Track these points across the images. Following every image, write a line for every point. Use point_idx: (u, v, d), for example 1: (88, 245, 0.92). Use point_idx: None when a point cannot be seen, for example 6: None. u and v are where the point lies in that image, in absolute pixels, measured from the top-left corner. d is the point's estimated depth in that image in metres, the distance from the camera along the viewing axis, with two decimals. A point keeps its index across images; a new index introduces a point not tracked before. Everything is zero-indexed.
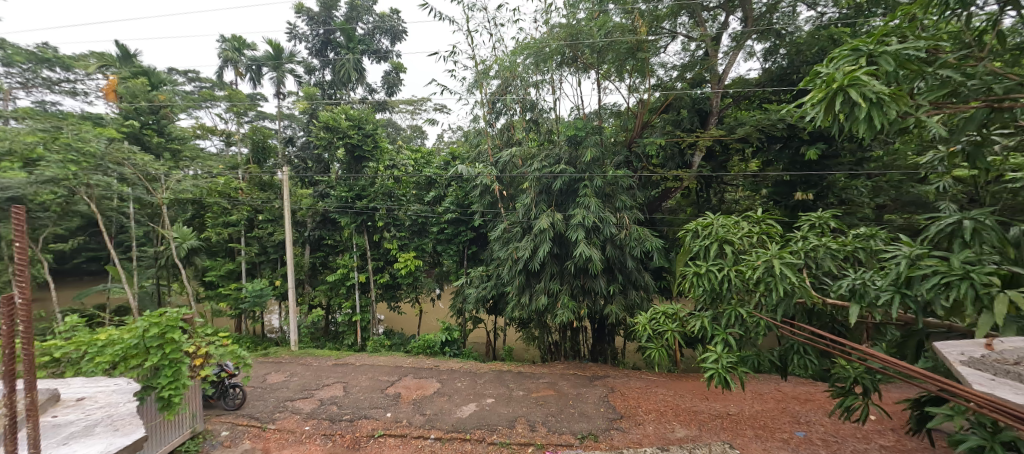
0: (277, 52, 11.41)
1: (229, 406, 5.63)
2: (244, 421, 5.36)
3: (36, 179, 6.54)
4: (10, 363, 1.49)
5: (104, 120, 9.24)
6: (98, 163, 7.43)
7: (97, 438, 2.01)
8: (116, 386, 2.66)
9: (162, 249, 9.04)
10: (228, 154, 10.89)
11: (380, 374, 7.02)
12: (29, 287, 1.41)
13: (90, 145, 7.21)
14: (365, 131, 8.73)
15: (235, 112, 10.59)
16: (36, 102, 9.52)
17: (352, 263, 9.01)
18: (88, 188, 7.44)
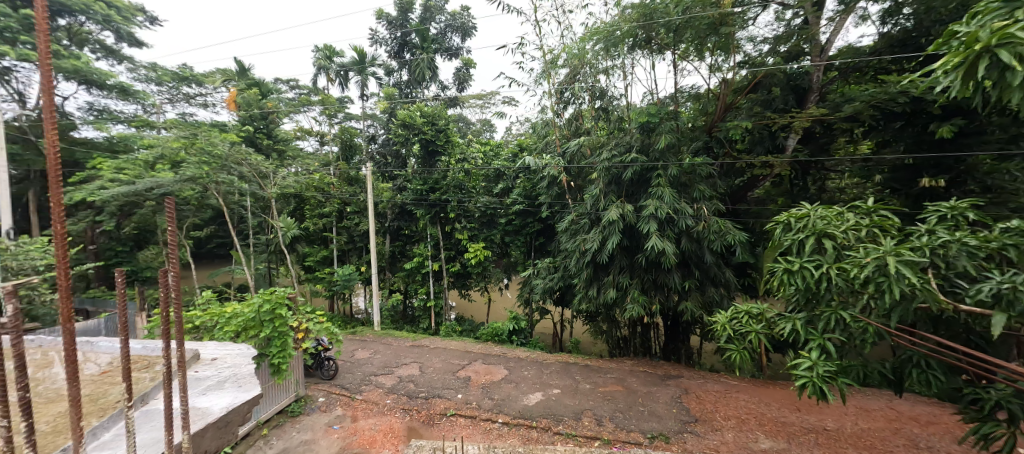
0: (361, 58, 12.37)
1: (325, 376, 6.34)
2: (337, 390, 6.02)
3: (179, 179, 8.26)
4: (167, 325, 1.81)
5: (227, 127, 10.87)
6: (223, 164, 8.72)
7: (224, 393, 2.43)
8: (238, 350, 3.19)
9: (272, 237, 10.45)
10: (321, 152, 12.13)
11: (452, 357, 7.41)
12: (180, 264, 1.75)
13: (217, 148, 8.50)
14: (438, 126, 9.15)
15: (327, 114, 11.74)
16: (181, 115, 11.51)
17: (427, 252, 9.56)
18: (218, 183, 8.86)
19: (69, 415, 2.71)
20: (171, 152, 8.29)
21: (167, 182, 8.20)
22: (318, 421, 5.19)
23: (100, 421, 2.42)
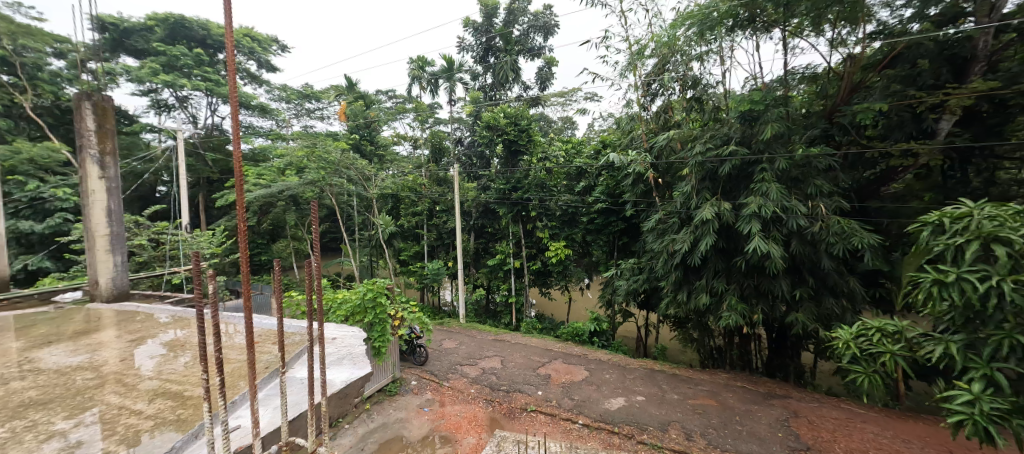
0: (450, 65, 13.10)
1: (416, 362, 6.87)
2: (426, 375, 6.49)
3: (303, 181, 9.68)
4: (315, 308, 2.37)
5: (338, 136, 12.37)
6: (336, 169, 9.94)
7: (345, 367, 3.25)
8: (351, 329, 3.69)
9: (373, 233, 11.64)
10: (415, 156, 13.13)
11: (532, 354, 7.51)
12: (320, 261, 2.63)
13: (331, 155, 9.73)
14: (521, 126, 9.31)
15: (420, 120, 12.66)
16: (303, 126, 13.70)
17: (509, 249, 9.81)
18: (332, 185, 10.16)
19: (231, 375, 3.50)
20: (296, 159, 9.70)
21: (294, 184, 9.67)
22: (411, 401, 5.65)
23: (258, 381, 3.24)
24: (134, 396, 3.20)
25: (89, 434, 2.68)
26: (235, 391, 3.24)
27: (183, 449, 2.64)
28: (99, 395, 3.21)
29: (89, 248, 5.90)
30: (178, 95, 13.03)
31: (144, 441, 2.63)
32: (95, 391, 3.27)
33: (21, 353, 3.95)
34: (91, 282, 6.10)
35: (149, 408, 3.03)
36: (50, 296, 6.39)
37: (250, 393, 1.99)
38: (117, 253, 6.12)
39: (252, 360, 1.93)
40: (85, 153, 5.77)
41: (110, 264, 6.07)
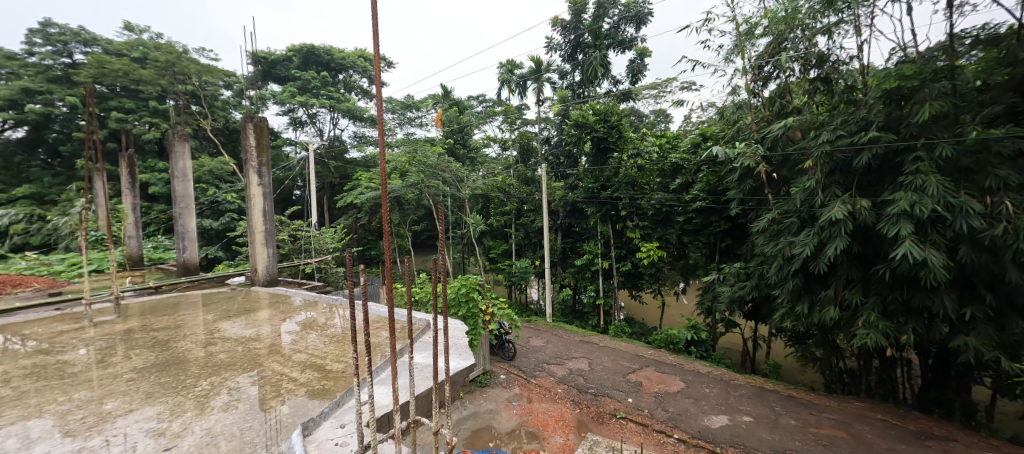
0: (538, 66, 13.23)
1: (505, 356, 7.08)
2: (515, 370, 6.65)
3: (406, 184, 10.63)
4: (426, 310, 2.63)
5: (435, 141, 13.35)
6: (433, 172, 10.72)
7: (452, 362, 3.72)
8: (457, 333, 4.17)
9: (465, 231, 12.32)
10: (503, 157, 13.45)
11: (622, 358, 7.25)
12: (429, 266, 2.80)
13: (429, 160, 10.64)
14: (610, 123, 9.02)
15: (509, 122, 13.01)
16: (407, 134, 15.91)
17: (597, 250, 9.59)
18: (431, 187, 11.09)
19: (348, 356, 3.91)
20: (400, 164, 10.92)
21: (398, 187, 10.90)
22: (499, 393, 5.73)
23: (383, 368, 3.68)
24: (289, 366, 3.81)
25: (256, 393, 3.27)
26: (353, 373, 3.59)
27: (329, 415, 2.95)
28: (266, 362, 3.89)
29: (252, 242, 7.23)
30: (309, 113, 15.37)
31: (299, 403, 3.07)
32: (263, 359, 3.96)
33: (210, 324, 4.99)
34: (252, 269, 7.47)
35: (301, 376, 3.58)
36: (224, 279, 7.99)
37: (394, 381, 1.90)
38: (271, 246, 7.39)
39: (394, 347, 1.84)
40: (249, 166, 7.06)
41: (266, 254, 7.36)
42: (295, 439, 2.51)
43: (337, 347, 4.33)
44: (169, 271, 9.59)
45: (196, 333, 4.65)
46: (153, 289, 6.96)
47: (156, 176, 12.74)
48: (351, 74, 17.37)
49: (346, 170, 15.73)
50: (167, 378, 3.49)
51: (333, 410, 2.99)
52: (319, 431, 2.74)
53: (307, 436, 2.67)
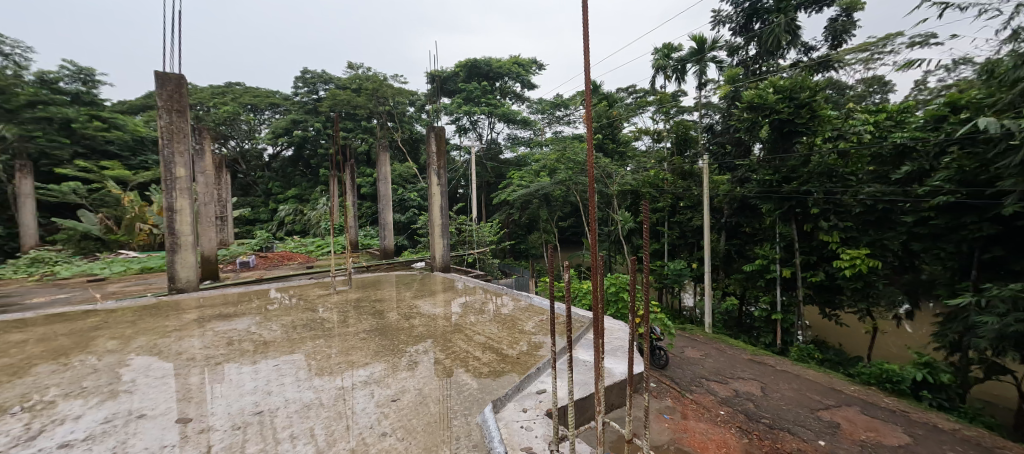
0: (700, 46, 11.96)
1: (656, 365, 6.58)
2: (667, 381, 6.17)
3: None
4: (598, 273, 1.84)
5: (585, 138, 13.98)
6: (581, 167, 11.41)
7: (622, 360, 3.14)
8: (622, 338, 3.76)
9: (613, 229, 12.07)
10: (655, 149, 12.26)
11: (809, 390, 6.06)
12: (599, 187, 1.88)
13: (578, 157, 11.36)
14: (799, 100, 7.58)
15: (663, 111, 11.62)
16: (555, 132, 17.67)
17: (774, 254, 8.25)
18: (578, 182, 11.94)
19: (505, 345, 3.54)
20: (550, 162, 12.14)
21: (548, 184, 12.15)
22: (650, 404, 5.39)
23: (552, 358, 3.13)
24: (472, 345, 3.60)
25: (442, 364, 3.16)
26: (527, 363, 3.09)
27: (512, 397, 2.57)
28: (452, 339, 3.79)
29: (433, 233, 8.46)
30: (472, 119, 17.37)
31: (482, 380, 2.80)
32: (448, 336, 3.89)
33: (403, 296, 5.96)
34: (431, 257, 8.71)
35: (483, 356, 3.31)
36: (410, 263, 9.58)
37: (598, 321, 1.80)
38: (445, 237, 8.49)
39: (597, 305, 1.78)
40: (430, 168, 8.26)
41: (442, 244, 8.49)
42: (488, 414, 2.23)
43: (510, 333, 3.99)
44: (374, 254, 12.12)
45: (395, 301, 5.63)
46: (366, 267, 8.83)
47: (365, 180, 16.32)
48: (507, 81, 18.83)
49: (501, 170, 17.45)
50: (386, 342, 3.73)
51: (517, 392, 2.62)
52: (506, 410, 2.40)
53: (497, 414, 2.36)
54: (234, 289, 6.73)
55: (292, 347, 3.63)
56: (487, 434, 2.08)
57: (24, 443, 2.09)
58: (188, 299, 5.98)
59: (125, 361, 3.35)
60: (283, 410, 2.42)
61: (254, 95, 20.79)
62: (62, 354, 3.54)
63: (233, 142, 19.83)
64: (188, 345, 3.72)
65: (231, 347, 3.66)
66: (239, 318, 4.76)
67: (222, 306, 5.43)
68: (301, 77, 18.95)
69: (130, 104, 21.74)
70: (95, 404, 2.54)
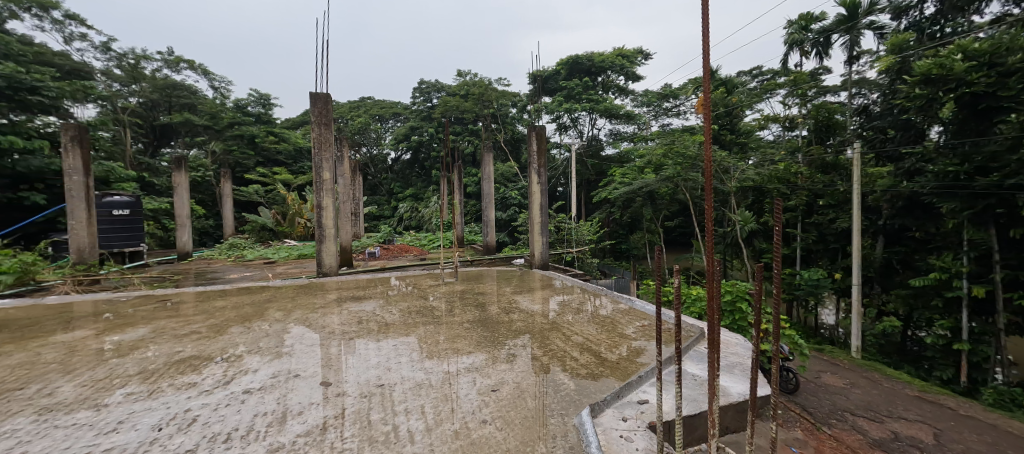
0: (851, 12, 10.03)
1: (784, 389, 5.65)
2: (797, 409, 5.27)
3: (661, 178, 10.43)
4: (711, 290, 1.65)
5: (698, 130, 12.87)
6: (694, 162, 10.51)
7: (739, 377, 2.78)
8: (740, 352, 3.32)
9: (730, 230, 10.87)
10: (786, 139, 10.69)
11: (1008, 447, 4.68)
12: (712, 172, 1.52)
13: (689, 150, 10.49)
14: (1004, 67, 5.83)
15: (799, 94, 9.84)
16: (662, 125, 16.60)
17: (958, 266, 6.53)
18: (687, 178, 11.06)
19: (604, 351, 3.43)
20: (656, 157, 11.45)
21: (653, 181, 11.48)
22: (775, 434, 4.58)
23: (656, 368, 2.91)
24: (569, 345, 3.58)
25: (539, 361, 3.21)
26: (627, 371, 2.95)
27: (611, 404, 2.47)
28: (549, 336, 3.82)
29: (532, 231, 8.64)
30: (573, 117, 17.27)
31: (581, 382, 2.76)
32: (546, 333, 3.92)
33: (503, 291, 6.22)
34: (531, 254, 8.87)
35: (581, 357, 3.25)
36: (510, 260, 9.95)
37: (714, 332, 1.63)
38: (544, 235, 8.59)
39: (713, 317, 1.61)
40: (530, 167, 8.43)
41: (540, 242, 8.59)
42: (585, 417, 2.18)
43: (609, 335, 3.86)
44: (477, 249, 12.89)
45: (496, 295, 5.91)
46: (471, 261, 9.43)
47: (471, 179, 17.42)
48: (610, 74, 18.26)
49: (602, 168, 17.05)
50: (487, 334, 3.92)
51: (617, 400, 2.52)
52: (605, 416, 2.33)
53: (595, 419, 2.29)
54: (364, 275, 7.78)
55: (408, 330, 4.09)
56: (584, 437, 2.04)
57: (224, 385, 2.73)
58: (330, 282, 7.12)
59: (287, 329, 4.13)
60: (400, 385, 2.73)
61: (381, 107, 23.86)
62: (247, 319, 4.52)
63: (364, 149, 22.95)
64: (330, 321, 4.42)
65: (361, 325, 4.26)
66: (367, 301, 5.50)
67: (355, 290, 6.32)
68: (418, 88, 20.99)
69: (293, 121, 26.69)
70: (267, 361, 3.19)
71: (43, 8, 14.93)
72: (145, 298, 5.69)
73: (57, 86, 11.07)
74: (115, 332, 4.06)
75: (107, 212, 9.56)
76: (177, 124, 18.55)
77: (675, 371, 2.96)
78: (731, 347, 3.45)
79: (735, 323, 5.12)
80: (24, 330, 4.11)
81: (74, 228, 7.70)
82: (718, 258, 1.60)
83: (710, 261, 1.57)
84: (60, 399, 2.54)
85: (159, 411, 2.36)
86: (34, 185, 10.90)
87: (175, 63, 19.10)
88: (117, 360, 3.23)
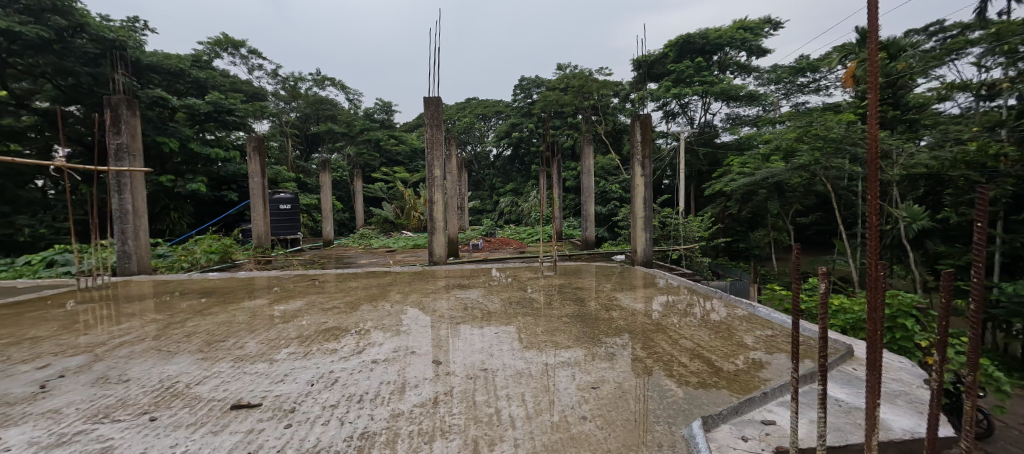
0: None
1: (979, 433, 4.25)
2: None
3: (795, 166, 9.58)
4: (875, 299, 1.37)
5: (844, 108, 10.80)
6: (838, 147, 8.87)
7: (906, 412, 2.24)
8: (909, 381, 2.67)
9: (890, 229, 8.93)
10: (982, 111, 8.06)
11: None
12: (882, 161, 1.25)
13: (833, 132, 8.81)
14: None
15: (1004, 51, 7.27)
16: (794, 104, 14.32)
17: None
18: (828, 166, 9.39)
19: (720, 359, 3.11)
20: (787, 142, 9.94)
21: (781, 170, 10.00)
22: None
23: (785, 388, 2.54)
24: (677, 349, 3.33)
25: (643, 363, 3.05)
26: (750, 385, 2.63)
27: (728, 420, 2.23)
28: (654, 338, 3.61)
29: (635, 226, 8.24)
30: (682, 103, 15.97)
31: (692, 391, 2.54)
32: (650, 334, 3.72)
33: (603, 287, 6.06)
34: (633, 250, 8.46)
35: (691, 364, 2.99)
36: (610, 255, 9.66)
37: (874, 345, 1.38)
38: (647, 230, 8.12)
39: (874, 328, 1.38)
40: (634, 159, 8.00)
41: (644, 238, 8.14)
42: (696, 430, 2.00)
43: (724, 343, 3.49)
44: (576, 244, 12.81)
45: (595, 291, 5.80)
46: (570, 255, 9.39)
47: (570, 174, 17.40)
48: (728, 51, 16.36)
49: (716, 156, 15.45)
50: (587, 330, 3.87)
51: (735, 416, 2.26)
52: (721, 432, 2.11)
53: (708, 433, 2.09)
54: (469, 266, 8.31)
55: (509, 319, 4.28)
56: (694, 449, 1.88)
57: (357, 354, 3.19)
58: (440, 270, 7.76)
59: (405, 310, 4.64)
60: (502, 372, 2.86)
61: (484, 106, 25.06)
62: (375, 299, 5.20)
63: (470, 147, 24.45)
64: (440, 306, 4.83)
65: (469, 312, 4.57)
66: (472, 289, 5.88)
67: (462, 279, 6.81)
68: (519, 85, 21.49)
69: (409, 125, 29.71)
70: (390, 337, 3.62)
71: (235, 48, 19.06)
72: (301, 277, 6.94)
73: (244, 107, 14.05)
74: (282, 303, 5.03)
75: (276, 206, 11.88)
76: (323, 133, 22.09)
77: (813, 391, 2.54)
78: (891, 372, 2.83)
79: (896, 342, 4.20)
80: (225, 297, 5.36)
81: (255, 219, 9.74)
82: (884, 262, 1.34)
83: (875, 261, 1.33)
84: (247, 352, 3.26)
85: (312, 370, 2.87)
86: (230, 186, 14.07)
87: (322, 81, 22.74)
88: (283, 325, 4.00)
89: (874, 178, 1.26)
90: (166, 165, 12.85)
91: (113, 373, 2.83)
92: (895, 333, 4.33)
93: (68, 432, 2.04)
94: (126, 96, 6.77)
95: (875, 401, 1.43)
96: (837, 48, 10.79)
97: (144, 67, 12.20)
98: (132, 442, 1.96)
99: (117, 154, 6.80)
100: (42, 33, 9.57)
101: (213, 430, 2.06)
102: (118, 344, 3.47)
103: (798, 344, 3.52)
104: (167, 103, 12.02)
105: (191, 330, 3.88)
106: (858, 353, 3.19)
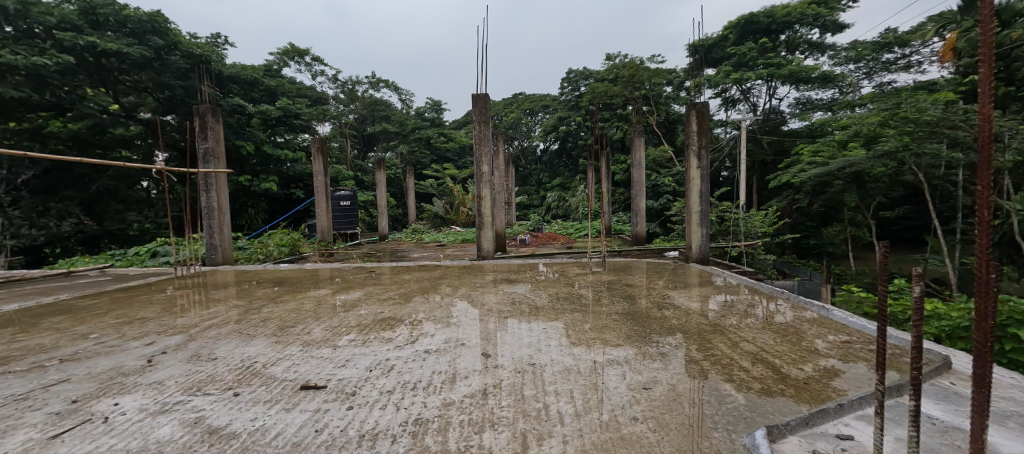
0: None
1: None
2: None
3: (875, 154, 8.84)
4: (981, 312, 1.21)
5: (940, 86, 9.52)
6: (932, 130, 7.85)
7: (1019, 436, 1.94)
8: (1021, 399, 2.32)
9: (1000, 223, 7.77)
10: None
11: None
12: (994, 151, 1.07)
13: (926, 114, 7.81)
14: None
15: None
16: (877, 84, 12.87)
17: None
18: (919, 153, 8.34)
19: (788, 366, 2.88)
20: (868, 127, 8.96)
21: (861, 159, 9.07)
22: None
23: (866, 402, 2.31)
24: (737, 352, 3.13)
25: (699, 365, 2.91)
26: (824, 395, 2.41)
27: (796, 432, 2.07)
28: (711, 339, 3.41)
29: (689, 221, 7.83)
30: (743, 88, 14.94)
31: (756, 398, 2.38)
32: (707, 336, 3.52)
33: (655, 285, 5.85)
34: (687, 247, 8.06)
35: (754, 369, 2.80)
36: (662, 252, 9.30)
37: (981, 357, 1.23)
38: (703, 225, 7.70)
39: (980, 345, 1.23)
40: (690, 149, 7.58)
41: (699, 233, 7.72)
42: (761, 440, 1.88)
43: (792, 348, 3.22)
44: (625, 240, 12.49)
45: (646, 288, 5.61)
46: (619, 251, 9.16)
47: (620, 167, 16.98)
48: (798, 29, 14.97)
49: (782, 145, 14.29)
50: (637, 328, 3.75)
51: (805, 428, 2.10)
52: (788, 445, 1.96)
53: (774, 444, 1.96)
54: (516, 260, 8.37)
55: (557, 315, 4.27)
56: None
57: (411, 344, 3.34)
58: (487, 264, 7.93)
59: (454, 303, 4.79)
60: (551, 367, 2.86)
61: (531, 101, 25.05)
62: (427, 291, 5.42)
63: (517, 142, 24.61)
64: (488, 300, 4.93)
65: (517, 307, 4.60)
66: (519, 284, 5.91)
67: (509, 273, 6.89)
68: (567, 78, 21.18)
69: (458, 122, 30.47)
70: (440, 329, 3.76)
71: (300, 56, 20.50)
72: (360, 269, 7.38)
73: (309, 111, 15.14)
74: (343, 293, 5.38)
75: (337, 203, 12.73)
76: (378, 133, 23.24)
77: (899, 406, 2.28)
78: (999, 389, 2.46)
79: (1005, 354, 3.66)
80: (294, 286, 5.85)
81: (319, 214, 10.47)
82: (995, 265, 1.17)
83: (985, 263, 1.16)
84: (313, 338, 3.52)
85: (370, 356, 3.05)
86: (298, 184, 15.31)
87: (376, 83, 23.91)
88: (345, 314, 4.29)
89: (985, 173, 1.08)
90: (244, 166, 14.16)
91: (203, 352, 3.19)
92: (1005, 345, 3.75)
93: (169, 402, 2.34)
94: (211, 105, 7.51)
95: (982, 421, 1.27)
96: (934, 19, 9.50)
97: (226, 78, 13.49)
98: (220, 413, 2.20)
99: (204, 157, 7.61)
100: (145, 52, 10.88)
101: (286, 408, 2.25)
102: (207, 326, 3.90)
103: (878, 352, 3.17)
104: (245, 110, 13.23)
105: (266, 315, 4.28)
106: (957, 365, 2.81)
